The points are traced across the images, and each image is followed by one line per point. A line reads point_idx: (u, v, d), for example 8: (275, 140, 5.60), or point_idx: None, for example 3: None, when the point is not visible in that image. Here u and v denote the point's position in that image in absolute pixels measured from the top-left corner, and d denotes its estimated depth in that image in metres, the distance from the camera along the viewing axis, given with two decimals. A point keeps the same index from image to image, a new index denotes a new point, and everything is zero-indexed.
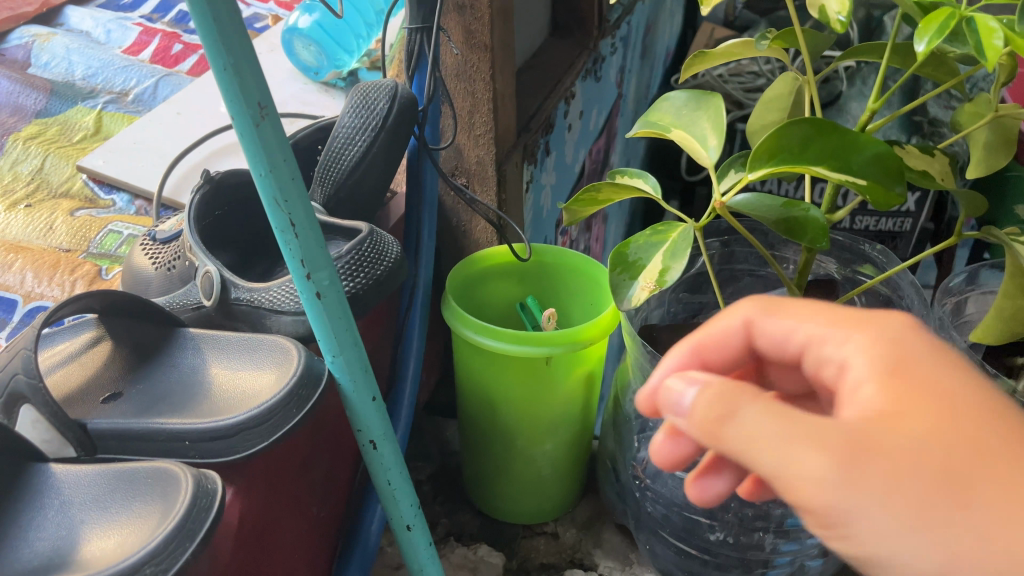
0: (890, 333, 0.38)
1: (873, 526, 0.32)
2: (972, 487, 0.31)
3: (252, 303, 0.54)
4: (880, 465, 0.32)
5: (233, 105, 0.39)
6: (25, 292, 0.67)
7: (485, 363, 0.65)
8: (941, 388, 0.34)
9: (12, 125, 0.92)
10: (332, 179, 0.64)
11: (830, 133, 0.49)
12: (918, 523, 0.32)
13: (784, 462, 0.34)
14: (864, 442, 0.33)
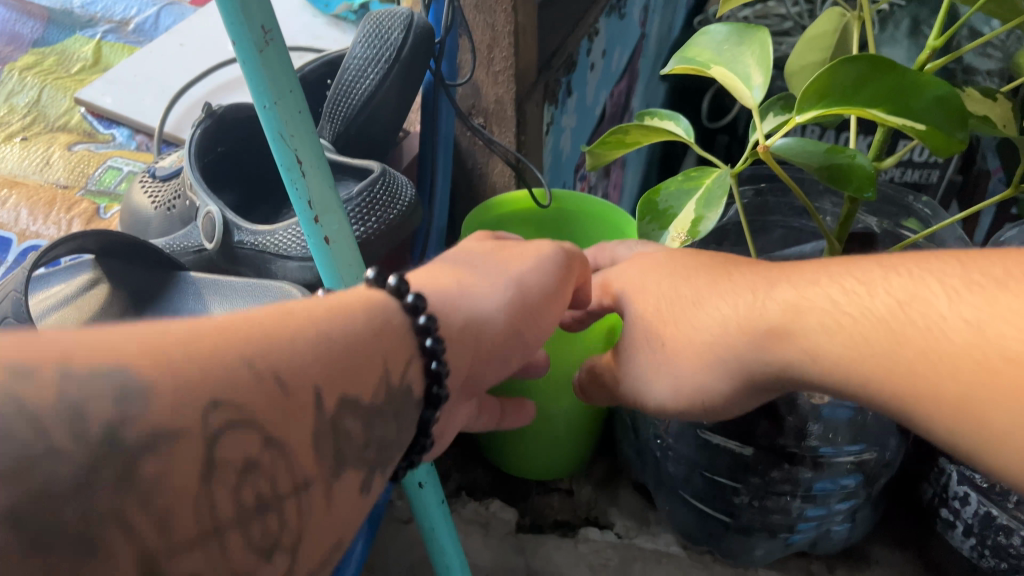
0: (648, 259, 0.47)
1: (677, 387, 0.42)
2: (704, 320, 0.40)
3: (257, 247, 0.51)
4: (656, 337, 0.43)
5: (234, 28, 0.35)
6: (19, 231, 0.64)
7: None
8: (646, 285, 0.45)
9: (8, 54, 0.88)
10: (343, 116, 0.60)
11: (887, 71, 0.44)
12: (689, 364, 0.41)
13: (622, 370, 0.46)
14: (646, 333, 0.44)
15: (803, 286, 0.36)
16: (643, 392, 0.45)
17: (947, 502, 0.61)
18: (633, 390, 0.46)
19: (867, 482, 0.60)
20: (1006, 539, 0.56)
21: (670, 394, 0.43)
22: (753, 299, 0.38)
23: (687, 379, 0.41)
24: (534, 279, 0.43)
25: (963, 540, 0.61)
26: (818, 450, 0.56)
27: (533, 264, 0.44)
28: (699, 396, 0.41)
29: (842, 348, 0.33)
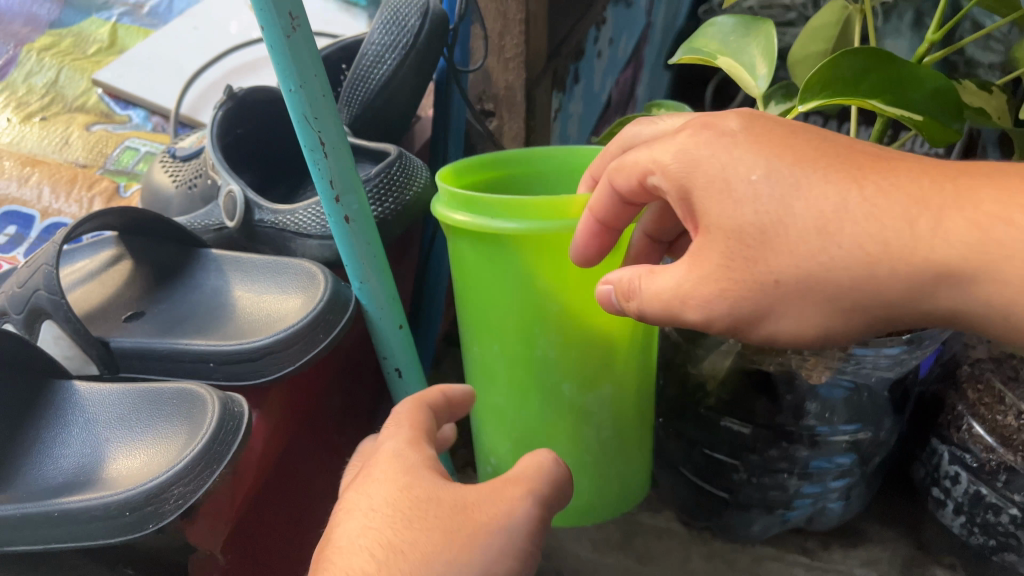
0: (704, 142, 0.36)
1: (778, 328, 0.35)
2: (830, 249, 0.32)
3: (277, 225, 0.52)
4: (754, 260, 0.34)
5: (263, 14, 0.37)
6: (42, 208, 0.66)
7: (509, 265, 0.49)
8: (725, 186, 0.35)
9: (26, 36, 0.89)
10: (358, 99, 0.61)
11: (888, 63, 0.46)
12: (811, 303, 0.34)
13: (685, 306, 0.37)
14: (731, 255, 0.35)
15: (977, 216, 0.31)
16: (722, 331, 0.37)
17: (938, 482, 0.63)
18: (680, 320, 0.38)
19: (862, 460, 0.62)
20: (995, 516, 0.59)
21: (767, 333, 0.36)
22: (896, 229, 0.31)
23: (809, 315, 0.34)
24: (513, 530, 0.35)
25: (953, 518, 0.63)
26: (816, 429, 0.58)
27: (515, 520, 0.35)
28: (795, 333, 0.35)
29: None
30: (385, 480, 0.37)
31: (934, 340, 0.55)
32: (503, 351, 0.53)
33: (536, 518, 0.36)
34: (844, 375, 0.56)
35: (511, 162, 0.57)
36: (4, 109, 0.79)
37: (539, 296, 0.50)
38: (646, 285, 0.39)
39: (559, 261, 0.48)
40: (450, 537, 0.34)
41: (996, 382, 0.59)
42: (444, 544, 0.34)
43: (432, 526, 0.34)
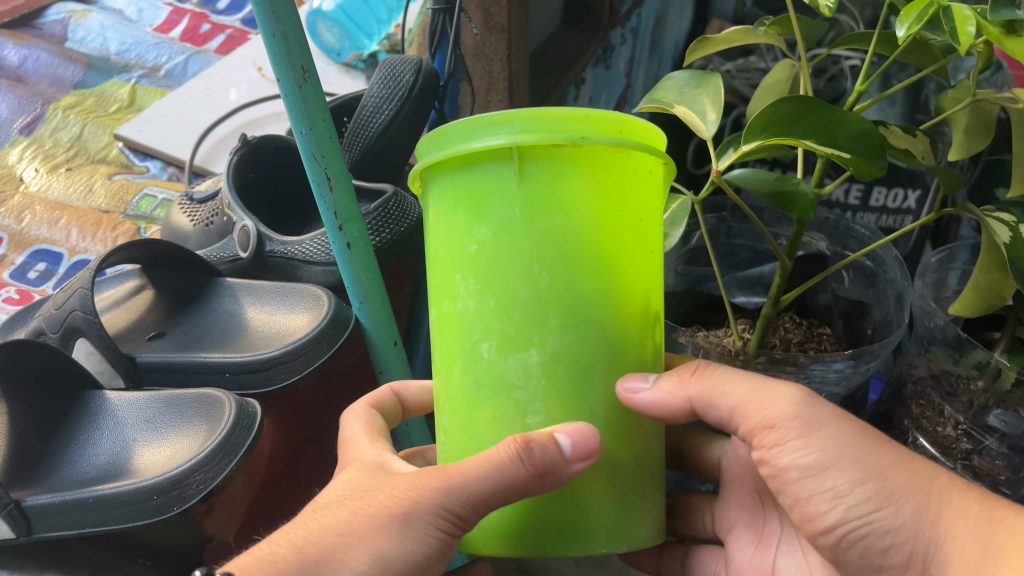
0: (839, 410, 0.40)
1: (826, 479, 0.35)
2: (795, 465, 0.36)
3: (286, 254, 0.59)
4: (870, 442, 0.35)
5: (278, 67, 0.43)
6: (70, 247, 0.74)
7: (463, 198, 0.33)
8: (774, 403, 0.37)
9: (52, 96, 0.97)
10: (358, 147, 0.69)
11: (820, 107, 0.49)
12: (868, 467, 0.34)
13: (758, 404, 0.37)
14: (856, 430, 0.35)
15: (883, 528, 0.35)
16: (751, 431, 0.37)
17: None
18: (753, 430, 0.37)
19: None
20: None
21: (785, 462, 0.36)
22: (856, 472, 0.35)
23: (842, 480, 0.34)
24: (422, 512, 0.34)
25: None
26: None
27: (431, 500, 0.34)
28: (849, 490, 0.34)
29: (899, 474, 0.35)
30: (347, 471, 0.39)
31: (877, 356, 0.60)
32: (442, 315, 0.35)
33: (503, 467, 0.32)
34: None
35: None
36: (33, 161, 0.87)
37: (466, 232, 0.33)
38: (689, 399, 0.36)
39: (494, 193, 0.32)
40: (351, 520, 0.35)
41: (937, 397, 0.62)
42: (347, 526, 0.35)
43: (355, 508, 0.36)
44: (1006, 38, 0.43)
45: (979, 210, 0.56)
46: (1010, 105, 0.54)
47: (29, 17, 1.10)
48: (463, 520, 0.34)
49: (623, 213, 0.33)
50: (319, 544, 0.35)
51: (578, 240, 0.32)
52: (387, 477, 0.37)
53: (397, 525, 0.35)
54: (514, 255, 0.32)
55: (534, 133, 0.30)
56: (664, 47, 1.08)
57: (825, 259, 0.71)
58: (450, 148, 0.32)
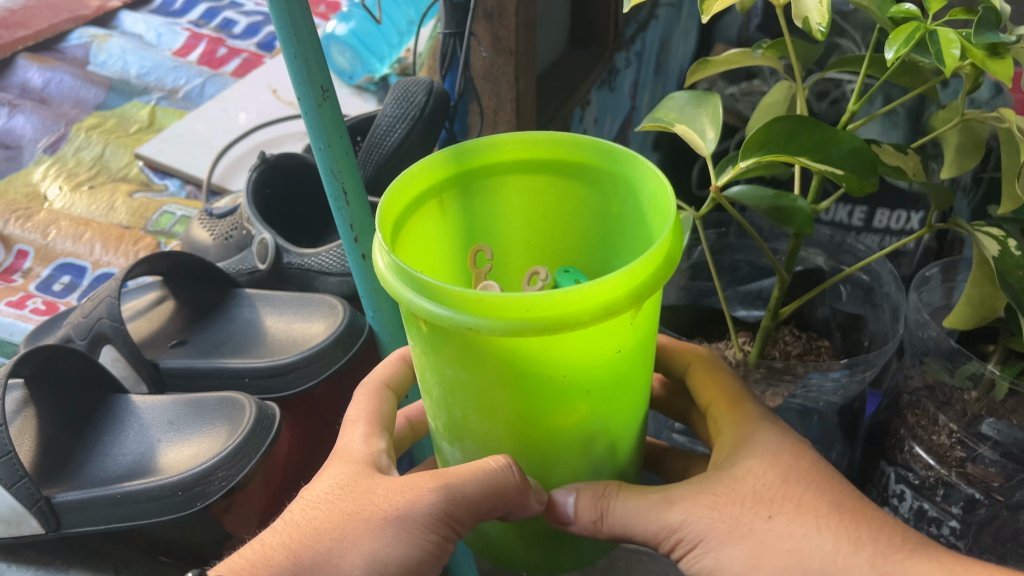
0: (742, 449, 0.41)
1: (723, 566, 0.38)
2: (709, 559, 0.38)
3: (304, 265, 0.63)
4: (748, 528, 0.38)
5: (299, 86, 0.46)
6: (94, 260, 0.78)
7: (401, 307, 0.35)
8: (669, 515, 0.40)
9: (75, 117, 1.01)
10: (373, 162, 0.72)
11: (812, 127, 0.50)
12: (749, 551, 0.37)
13: (658, 519, 0.39)
14: (732, 523, 0.38)
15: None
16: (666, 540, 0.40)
17: (887, 501, 0.66)
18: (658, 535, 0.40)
19: None
20: (937, 529, 0.62)
21: (699, 566, 0.39)
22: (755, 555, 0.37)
23: (733, 561, 0.38)
24: (418, 515, 0.38)
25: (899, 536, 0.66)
26: None
27: (428, 500, 0.38)
28: (731, 572, 0.38)
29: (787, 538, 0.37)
30: (332, 467, 0.42)
31: (873, 365, 0.62)
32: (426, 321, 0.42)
33: (486, 488, 0.36)
34: (794, 399, 0.64)
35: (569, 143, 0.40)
36: (56, 180, 0.90)
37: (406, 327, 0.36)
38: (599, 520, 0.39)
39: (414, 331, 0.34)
40: (345, 523, 0.38)
41: (931, 406, 0.64)
42: (343, 527, 0.38)
43: (347, 515, 0.39)
44: (989, 61, 0.46)
45: (969, 225, 0.58)
46: (998, 125, 0.57)
47: (51, 41, 1.14)
48: (451, 527, 0.38)
49: (549, 374, 0.33)
50: (316, 549, 0.38)
51: (526, 386, 0.33)
52: (378, 477, 0.40)
53: (393, 528, 0.38)
54: (471, 384, 0.34)
55: (501, 331, 0.30)
56: (673, 73, 1.08)
57: (823, 274, 0.73)
58: (422, 308, 0.31)
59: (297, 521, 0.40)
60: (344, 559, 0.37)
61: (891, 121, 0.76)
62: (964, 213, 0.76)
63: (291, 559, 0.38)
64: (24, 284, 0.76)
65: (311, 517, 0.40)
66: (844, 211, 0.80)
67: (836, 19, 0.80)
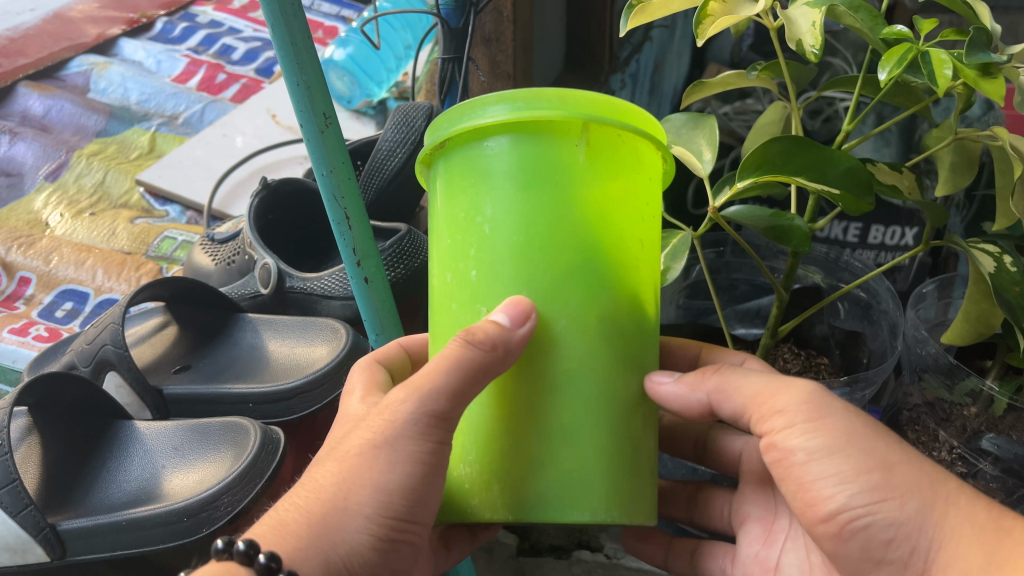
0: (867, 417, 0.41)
1: (821, 451, 0.37)
2: (804, 436, 0.37)
3: (305, 290, 0.64)
4: (882, 436, 0.37)
5: (302, 113, 0.46)
6: (96, 287, 0.79)
7: None
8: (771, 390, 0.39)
9: (75, 144, 1.02)
10: (374, 187, 0.72)
11: (808, 147, 0.50)
12: (861, 450, 0.36)
13: (774, 394, 0.39)
14: (865, 424, 0.37)
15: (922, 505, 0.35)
16: (767, 415, 0.39)
17: None
18: (757, 411, 0.40)
19: None
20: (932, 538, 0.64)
21: (792, 444, 0.38)
22: (871, 448, 0.36)
23: (847, 467, 0.36)
24: (406, 428, 0.37)
25: None
26: None
27: (409, 407, 0.37)
28: (852, 477, 0.36)
29: (911, 461, 0.36)
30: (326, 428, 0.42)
31: (872, 382, 0.62)
32: None
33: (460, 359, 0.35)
34: None
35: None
36: (57, 208, 0.91)
37: None
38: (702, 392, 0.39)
39: None
40: (341, 462, 0.38)
41: (932, 422, 0.64)
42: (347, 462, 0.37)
43: (332, 458, 0.38)
44: (982, 80, 0.46)
45: (965, 241, 0.58)
46: (991, 144, 0.57)
47: (52, 69, 1.15)
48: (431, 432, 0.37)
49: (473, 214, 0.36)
50: (320, 499, 0.37)
51: (536, 198, 0.34)
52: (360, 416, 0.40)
53: (385, 452, 0.37)
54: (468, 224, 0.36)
55: (515, 106, 0.33)
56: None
57: (822, 292, 0.73)
58: (451, 125, 0.35)
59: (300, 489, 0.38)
60: (350, 498, 0.37)
61: (884, 138, 0.77)
62: (957, 228, 0.77)
63: (299, 511, 0.37)
64: (26, 311, 0.76)
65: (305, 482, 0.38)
66: (839, 228, 0.80)
67: (828, 39, 0.81)
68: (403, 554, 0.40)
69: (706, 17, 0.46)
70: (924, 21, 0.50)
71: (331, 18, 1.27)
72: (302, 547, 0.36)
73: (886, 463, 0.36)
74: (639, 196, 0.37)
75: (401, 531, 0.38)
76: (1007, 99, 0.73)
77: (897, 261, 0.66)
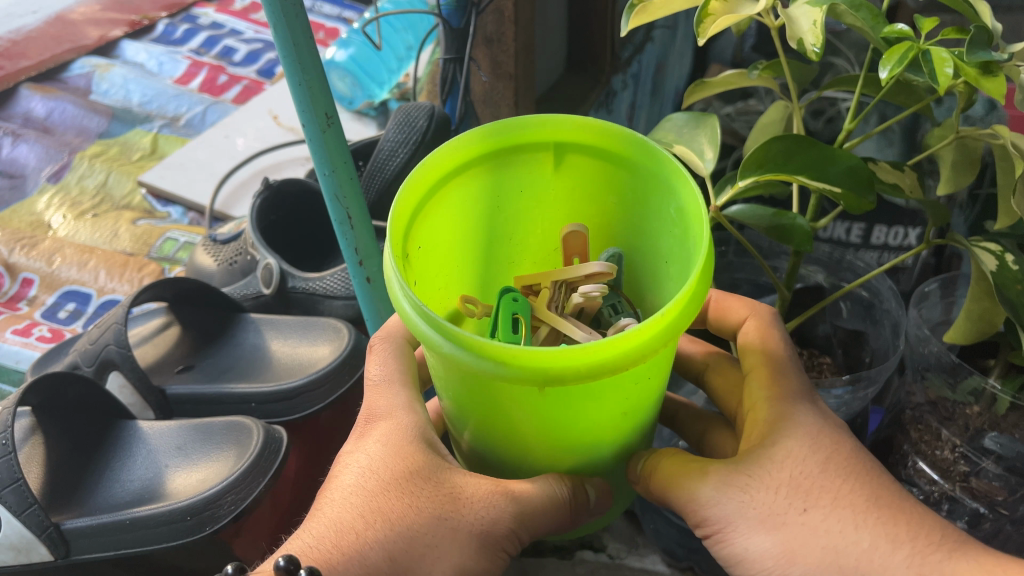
0: (782, 426, 0.40)
1: (750, 537, 0.37)
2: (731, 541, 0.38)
3: (308, 290, 0.64)
4: (780, 523, 0.37)
5: (304, 113, 0.46)
6: (100, 287, 0.79)
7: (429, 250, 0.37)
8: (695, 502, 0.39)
9: (78, 145, 1.02)
10: (376, 187, 0.73)
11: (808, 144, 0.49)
12: (782, 543, 0.37)
13: (700, 502, 0.39)
14: (774, 499, 0.38)
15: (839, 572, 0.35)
16: (695, 519, 0.39)
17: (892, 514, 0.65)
18: (690, 518, 0.40)
19: None
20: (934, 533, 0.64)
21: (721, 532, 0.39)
22: (790, 533, 0.37)
23: (770, 549, 0.37)
24: (497, 534, 0.38)
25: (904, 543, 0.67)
26: None
27: (507, 523, 0.38)
28: (764, 573, 0.37)
29: (828, 533, 0.36)
30: (390, 440, 0.41)
31: (874, 381, 0.62)
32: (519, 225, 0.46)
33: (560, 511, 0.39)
34: None
35: (590, 128, 0.40)
36: (60, 209, 0.91)
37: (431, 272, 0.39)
38: (654, 493, 0.42)
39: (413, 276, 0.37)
40: (434, 528, 0.37)
41: (934, 422, 0.63)
42: (432, 532, 0.37)
43: (420, 511, 0.38)
44: (982, 79, 0.46)
45: (967, 240, 0.58)
46: (993, 142, 0.57)
47: (54, 71, 1.15)
48: (518, 542, 0.39)
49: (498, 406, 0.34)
50: (400, 547, 0.37)
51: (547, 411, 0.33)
52: (444, 469, 0.40)
53: (477, 539, 0.38)
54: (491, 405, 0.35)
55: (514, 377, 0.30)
56: (667, 93, 1.01)
57: (824, 292, 0.73)
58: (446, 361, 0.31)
59: (370, 519, 0.38)
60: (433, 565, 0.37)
61: (886, 138, 0.77)
62: (961, 228, 0.77)
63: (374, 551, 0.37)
64: (30, 312, 0.77)
65: (379, 513, 0.38)
66: (841, 228, 0.80)
67: (829, 38, 0.81)
68: None
69: (707, 16, 0.46)
70: (925, 20, 0.50)
71: (333, 19, 1.28)
72: None
73: (794, 545, 0.36)
74: (659, 358, 0.35)
75: None
76: (1009, 97, 0.73)
77: (900, 259, 0.66)
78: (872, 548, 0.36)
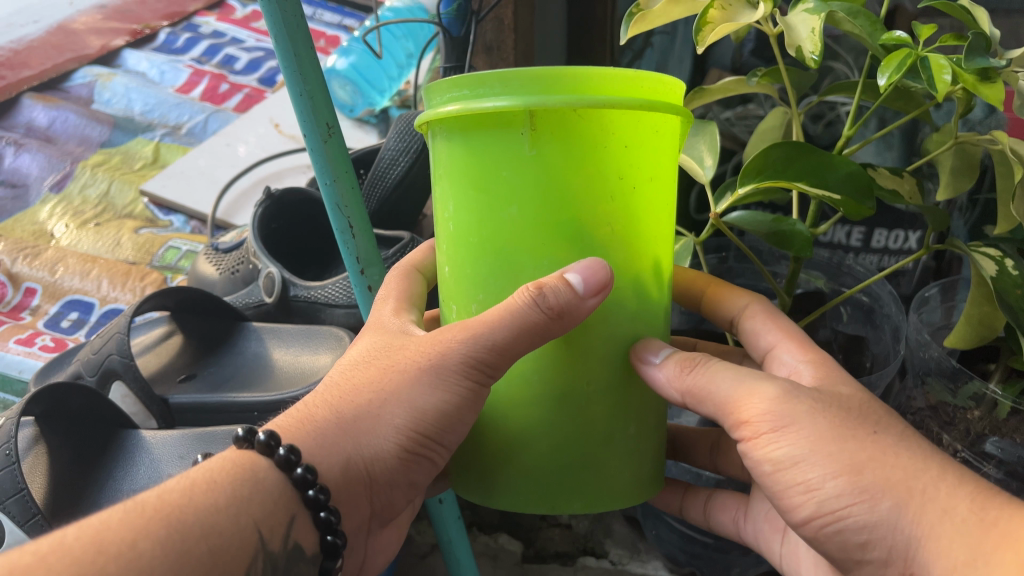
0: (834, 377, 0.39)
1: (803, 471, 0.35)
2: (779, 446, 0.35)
3: (309, 298, 0.65)
4: (850, 436, 0.34)
5: (305, 123, 0.47)
6: (102, 297, 0.80)
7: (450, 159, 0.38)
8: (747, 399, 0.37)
9: (80, 154, 1.02)
10: (377, 196, 0.74)
11: (809, 151, 0.50)
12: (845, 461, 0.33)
13: (747, 401, 0.37)
14: (833, 424, 0.35)
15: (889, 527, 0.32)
16: (743, 427, 0.37)
17: None
18: (731, 418, 0.38)
19: None
20: None
21: (766, 455, 0.36)
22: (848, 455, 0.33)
23: (825, 469, 0.34)
24: (451, 363, 0.37)
25: None
26: None
27: (459, 347, 0.37)
28: (822, 483, 0.34)
29: (891, 466, 0.33)
30: (368, 335, 0.42)
31: (874, 387, 0.62)
32: None
33: (525, 316, 0.34)
34: None
35: None
36: (62, 218, 0.91)
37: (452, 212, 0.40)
38: (681, 389, 0.38)
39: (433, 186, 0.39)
40: (380, 375, 0.38)
41: (935, 426, 0.63)
42: (387, 383, 0.38)
43: (380, 370, 0.39)
44: (980, 85, 0.46)
45: (966, 245, 0.58)
46: (991, 148, 0.57)
47: (55, 81, 1.15)
48: (484, 377, 0.37)
49: (496, 194, 0.34)
50: (352, 404, 0.38)
51: (536, 188, 0.34)
52: (405, 338, 0.40)
53: (429, 376, 0.38)
54: (489, 198, 0.35)
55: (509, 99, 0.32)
56: None
57: (824, 297, 0.73)
58: (449, 107, 0.34)
59: (331, 387, 0.39)
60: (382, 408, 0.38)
61: (885, 142, 0.77)
62: (961, 232, 0.77)
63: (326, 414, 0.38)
64: (32, 322, 0.77)
65: (335, 384, 0.39)
66: (841, 232, 0.80)
67: (828, 43, 0.81)
68: (423, 471, 0.41)
69: (705, 24, 0.46)
70: (923, 27, 0.50)
71: (332, 27, 1.28)
72: (329, 457, 0.37)
73: (859, 462, 0.33)
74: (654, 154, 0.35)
75: (426, 448, 0.39)
76: (1008, 101, 0.73)
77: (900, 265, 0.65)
78: (936, 477, 0.32)
